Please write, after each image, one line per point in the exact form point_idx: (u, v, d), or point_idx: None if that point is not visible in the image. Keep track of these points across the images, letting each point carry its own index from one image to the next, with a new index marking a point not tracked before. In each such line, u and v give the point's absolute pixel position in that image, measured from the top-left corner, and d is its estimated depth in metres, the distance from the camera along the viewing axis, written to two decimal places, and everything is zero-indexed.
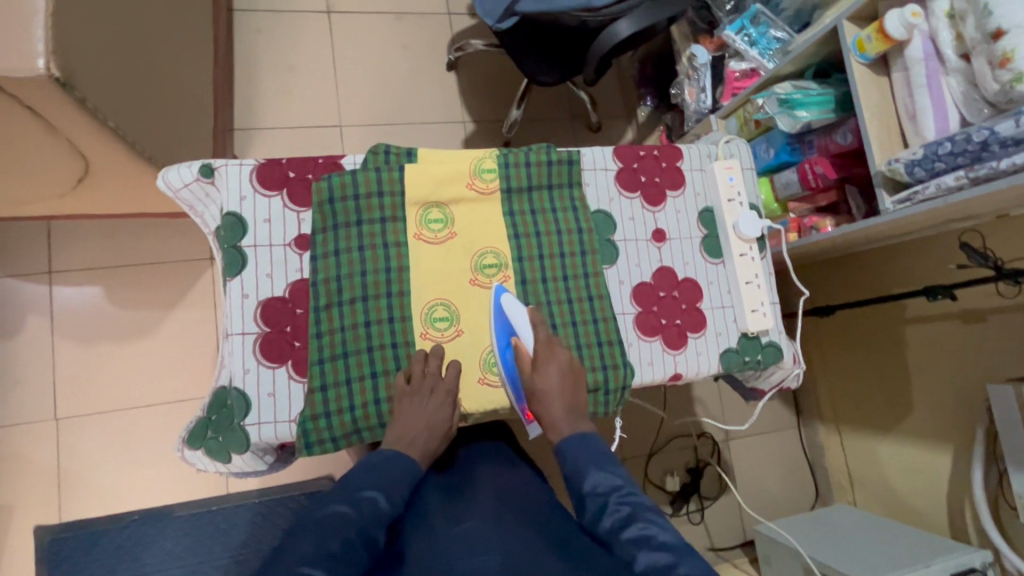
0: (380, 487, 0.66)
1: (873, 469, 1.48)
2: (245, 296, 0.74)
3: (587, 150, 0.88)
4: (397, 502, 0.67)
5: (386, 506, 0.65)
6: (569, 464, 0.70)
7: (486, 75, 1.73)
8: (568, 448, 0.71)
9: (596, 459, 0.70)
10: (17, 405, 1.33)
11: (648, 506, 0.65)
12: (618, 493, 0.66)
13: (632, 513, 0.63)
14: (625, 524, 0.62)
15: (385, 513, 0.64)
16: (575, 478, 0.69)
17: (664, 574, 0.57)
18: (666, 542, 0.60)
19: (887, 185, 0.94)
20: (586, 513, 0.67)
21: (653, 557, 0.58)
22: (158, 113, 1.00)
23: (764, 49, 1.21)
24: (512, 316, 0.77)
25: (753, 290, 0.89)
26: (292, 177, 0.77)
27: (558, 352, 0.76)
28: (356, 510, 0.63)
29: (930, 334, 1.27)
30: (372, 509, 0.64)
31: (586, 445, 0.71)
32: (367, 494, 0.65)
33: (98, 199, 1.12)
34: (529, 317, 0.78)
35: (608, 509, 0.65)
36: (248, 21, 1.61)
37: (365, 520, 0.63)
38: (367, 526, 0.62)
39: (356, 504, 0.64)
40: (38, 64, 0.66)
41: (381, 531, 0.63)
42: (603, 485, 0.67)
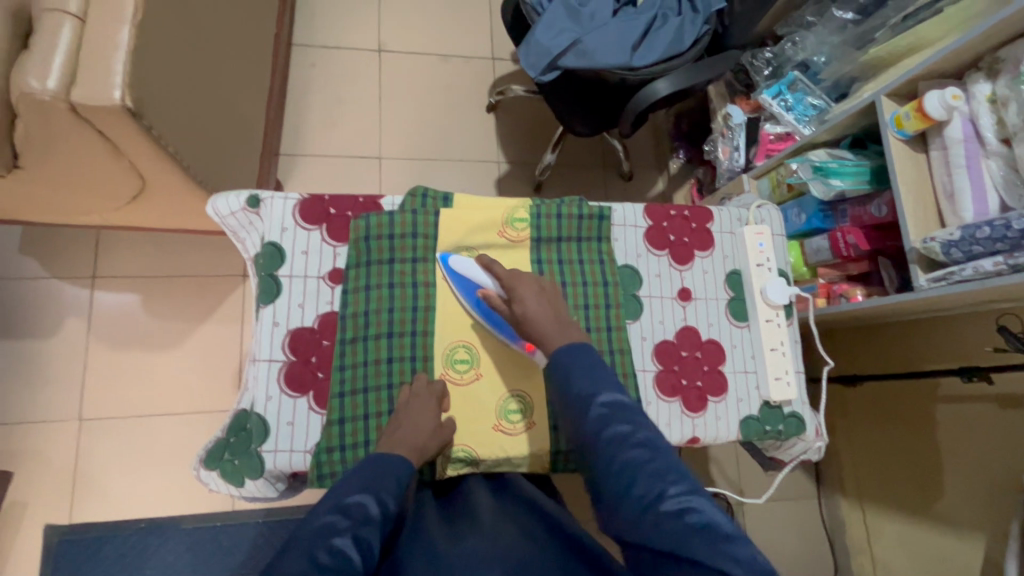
0: (369, 490, 0.61)
1: (895, 551, 1.41)
2: (276, 324, 0.77)
3: (619, 205, 0.90)
4: (386, 502, 0.61)
5: (378, 507, 0.60)
6: (556, 368, 0.67)
7: (524, 118, 1.79)
8: (559, 357, 0.67)
9: (580, 363, 0.66)
10: (46, 403, 1.38)
11: (630, 404, 0.62)
12: (601, 393, 0.62)
13: (611, 413, 0.61)
14: (605, 422, 0.60)
15: (375, 519, 0.59)
16: (559, 382, 0.65)
17: (639, 469, 0.56)
18: (644, 439, 0.58)
19: (921, 262, 0.92)
20: (567, 415, 0.63)
21: (629, 454, 0.57)
22: (214, 139, 1.06)
23: (800, 114, 1.22)
24: (468, 274, 0.79)
25: (778, 357, 0.88)
26: (332, 214, 0.81)
27: (520, 280, 0.75)
28: (345, 517, 0.58)
29: (964, 416, 1.22)
30: (362, 515, 0.59)
31: (576, 348, 0.68)
32: (353, 499, 0.60)
33: (147, 213, 1.17)
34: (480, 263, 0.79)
35: (587, 413, 0.61)
36: (304, 55, 1.71)
37: (357, 527, 0.57)
38: (361, 532, 0.57)
39: (345, 510, 0.59)
40: (114, 95, 0.72)
41: (375, 534, 0.58)
42: (586, 385, 0.63)
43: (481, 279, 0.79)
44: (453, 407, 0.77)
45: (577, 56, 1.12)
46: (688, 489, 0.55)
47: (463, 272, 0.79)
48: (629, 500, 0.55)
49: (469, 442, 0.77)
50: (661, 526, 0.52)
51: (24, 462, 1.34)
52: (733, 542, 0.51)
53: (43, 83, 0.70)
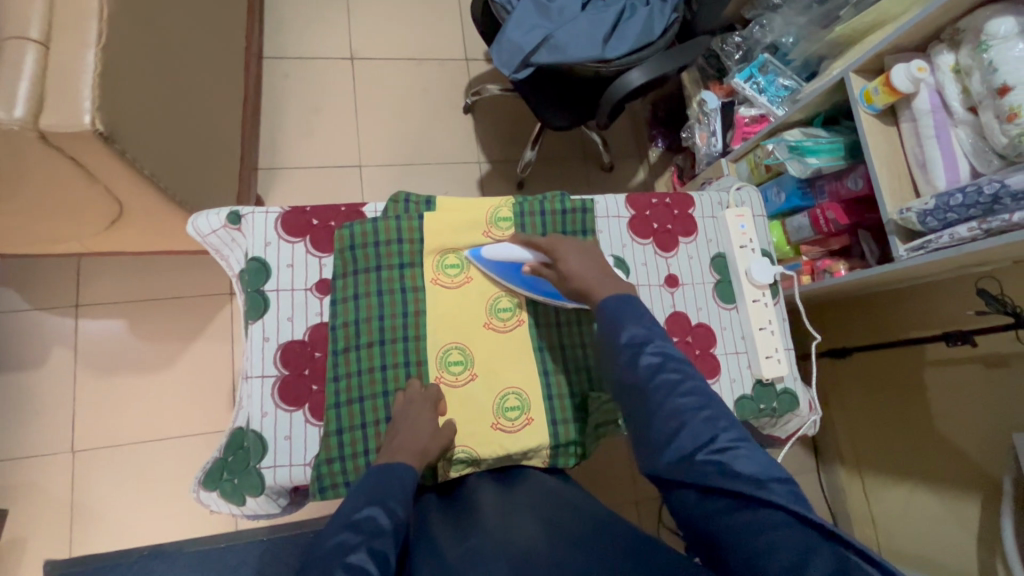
0: (376, 502, 0.60)
1: (896, 517, 1.44)
2: (266, 339, 0.76)
3: (601, 198, 0.91)
4: (397, 513, 0.59)
5: (389, 519, 0.58)
6: (607, 318, 0.67)
7: (502, 117, 1.79)
8: (608, 306, 0.69)
9: (634, 315, 0.66)
10: (37, 437, 1.35)
11: (680, 356, 0.63)
12: (654, 343, 0.63)
13: (664, 361, 0.61)
14: (658, 368, 0.60)
15: (388, 529, 0.56)
16: (611, 330, 0.66)
17: (691, 413, 0.57)
18: (695, 388, 0.59)
19: (899, 233, 0.94)
20: (615, 361, 0.64)
21: (681, 398, 0.58)
22: (191, 157, 1.05)
23: (773, 96, 1.25)
24: (505, 256, 0.79)
25: (767, 336, 0.89)
26: (315, 225, 0.80)
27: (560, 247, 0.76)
28: (356, 532, 0.55)
29: (952, 379, 1.25)
30: (372, 527, 0.56)
31: (626, 301, 0.68)
32: (362, 513, 0.58)
33: (128, 237, 1.16)
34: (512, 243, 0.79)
35: (641, 359, 0.62)
36: (277, 67, 1.69)
37: (369, 539, 0.55)
38: (375, 544, 0.54)
39: (356, 526, 0.56)
40: (85, 120, 0.71)
41: (389, 544, 0.55)
42: (640, 334, 0.64)
43: (516, 258, 0.79)
44: (450, 409, 0.77)
45: (549, 51, 1.13)
46: (737, 436, 0.55)
47: (497, 257, 0.79)
48: (679, 439, 0.55)
49: (468, 443, 0.77)
50: (710, 462, 0.53)
51: (19, 498, 1.32)
52: (781, 483, 0.52)
53: (10, 112, 0.69)
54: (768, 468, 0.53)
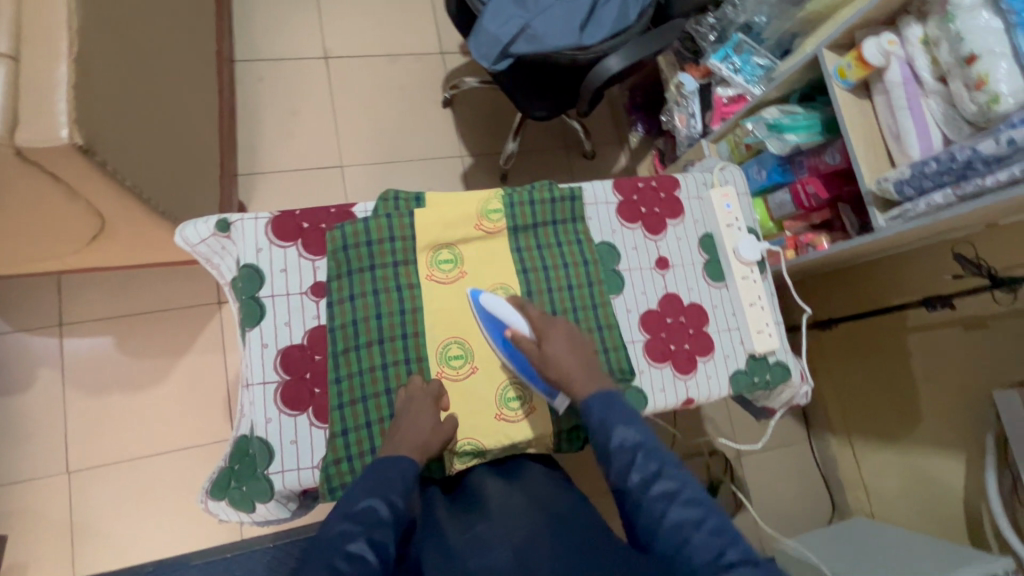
0: (377, 495, 0.63)
1: (886, 480, 1.49)
2: (264, 345, 0.76)
3: (589, 185, 0.91)
4: (396, 504, 0.63)
5: (389, 511, 0.62)
6: (596, 420, 0.69)
7: (481, 110, 1.78)
8: (593, 405, 0.70)
9: (624, 417, 0.68)
10: (31, 460, 1.33)
11: (674, 462, 0.65)
12: (645, 448, 0.65)
13: (658, 470, 0.63)
14: (653, 480, 0.63)
15: (387, 521, 0.61)
16: (602, 434, 0.67)
17: (692, 527, 0.59)
18: (694, 496, 0.61)
19: (877, 203, 0.97)
20: (611, 469, 0.65)
21: (681, 511, 0.60)
22: (171, 168, 1.03)
23: (749, 75, 1.27)
24: (496, 312, 0.78)
25: (757, 312, 0.91)
26: (306, 228, 0.80)
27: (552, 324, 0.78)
28: (357, 523, 0.60)
29: (933, 342, 1.30)
30: (373, 519, 0.61)
31: (613, 400, 0.70)
32: (363, 505, 0.62)
33: (110, 252, 1.14)
34: (511, 304, 0.79)
35: (634, 468, 0.64)
36: (249, 70, 1.66)
37: (370, 530, 0.60)
38: (374, 536, 0.59)
39: (357, 518, 0.61)
40: (62, 134, 0.70)
41: (388, 535, 0.60)
42: (631, 440, 0.66)
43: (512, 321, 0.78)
44: (454, 403, 0.78)
45: (527, 42, 1.13)
46: (741, 548, 0.58)
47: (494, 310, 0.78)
48: (684, 559, 0.57)
49: (473, 434, 0.78)
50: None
51: (16, 523, 1.30)
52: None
53: None
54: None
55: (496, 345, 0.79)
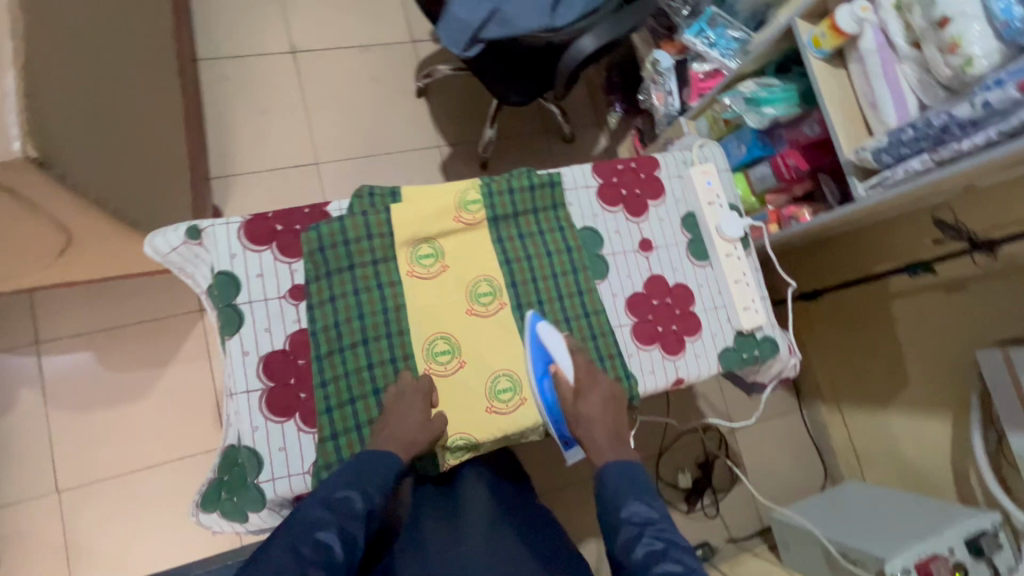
0: (355, 485, 0.67)
1: (875, 444, 1.52)
2: (245, 353, 0.74)
3: (568, 169, 0.90)
4: (371, 498, 0.67)
5: (361, 504, 0.66)
6: (609, 489, 0.71)
7: (457, 98, 1.75)
8: (609, 473, 0.73)
9: (636, 490, 0.70)
10: (18, 482, 1.31)
11: (684, 549, 0.65)
12: (655, 529, 0.66)
13: (665, 551, 0.64)
14: (657, 559, 0.63)
15: (358, 513, 0.65)
16: (613, 505, 0.70)
17: None
18: None
19: (857, 172, 0.96)
20: (619, 543, 0.67)
21: None
22: (138, 175, 1.00)
23: (724, 49, 1.26)
24: (551, 347, 0.78)
25: (743, 288, 0.91)
26: (280, 231, 0.78)
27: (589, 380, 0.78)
28: (331, 510, 0.64)
29: (916, 307, 1.31)
30: (347, 510, 0.65)
31: (629, 473, 0.72)
32: (341, 494, 0.66)
33: (81, 265, 1.10)
34: (566, 346, 0.80)
35: (640, 544, 0.65)
36: (214, 69, 1.61)
37: (341, 520, 0.64)
38: (344, 525, 0.64)
39: (332, 505, 0.64)
40: (13, 147, 0.67)
41: (357, 527, 0.65)
42: (641, 515, 0.67)
43: (563, 364, 0.78)
44: (443, 399, 0.77)
45: (499, 26, 1.11)
46: None
47: (551, 347, 0.78)
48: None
49: (465, 429, 0.77)
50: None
51: (7, 546, 1.28)
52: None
53: None
54: None
55: (537, 380, 0.78)
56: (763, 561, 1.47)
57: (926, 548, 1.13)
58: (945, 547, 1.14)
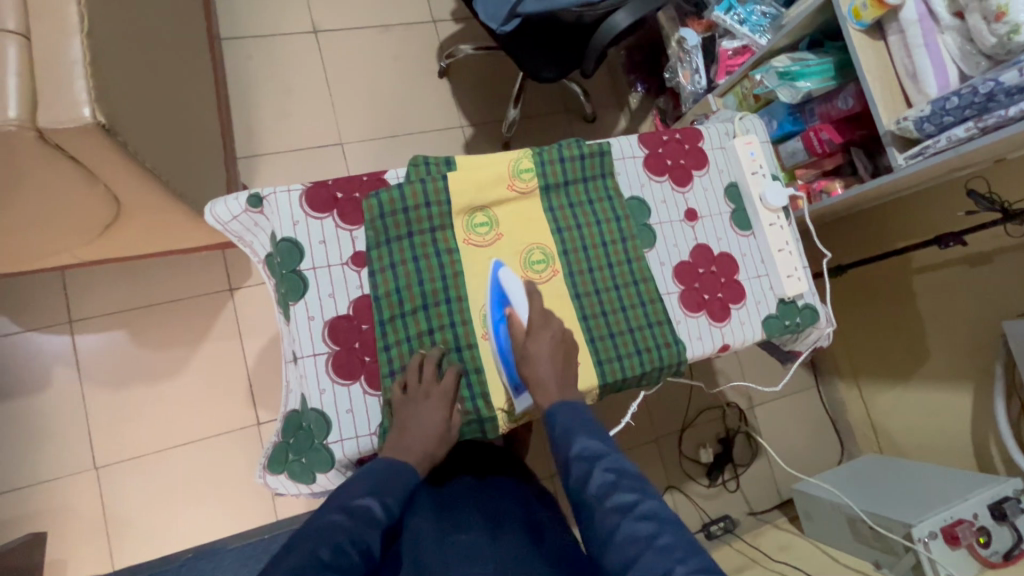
0: (375, 494, 0.69)
1: (893, 416, 1.56)
2: (311, 318, 0.76)
3: (615, 140, 0.91)
4: (389, 508, 0.69)
5: (380, 513, 0.68)
6: (559, 430, 0.71)
7: (479, 78, 1.75)
8: (557, 417, 0.72)
9: (585, 426, 0.70)
10: (56, 459, 1.32)
11: (634, 474, 0.65)
12: (606, 460, 0.66)
13: (616, 480, 0.64)
14: (609, 491, 0.63)
15: (377, 521, 0.67)
16: (563, 443, 0.69)
17: (644, 543, 0.58)
18: (649, 511, 0.60)
19: (896, 143, 0.98)
20: (571, 482, 0.67)
21: (635, 525, 0.59)
22: (182, 149, 1.00)
23: (754, 25, 1.26)
24: (507, 288, 0.79)
25: (786, 257, 0.93)
26: (340, 198, 0.79)
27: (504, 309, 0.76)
28: (350, 516, 0.65)
29: (939, 281, 1.34)
30: (366, 518, 0.66)
31: (576, 410, 0.72)
32: (361, 502, 0.67)
33: (123, 240, 1.11)
34: (524, 288, 0.80)
35: (592, 478, 0.65)
36: (237, 48, 1.60)
37: (356, 528, 0.65)
38: (362, 534, 0.65)
39: (350, 511, 0.66)
40: (84, 113, 0.67)
41: (374, 537, 0.66)
42: (591, 450, 0.67)
43: (517, 301, 0.78)
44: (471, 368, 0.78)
45: (536, 0, 1.10)
46: (695, 568, 0.55)
47: (506, 287, 0.79)
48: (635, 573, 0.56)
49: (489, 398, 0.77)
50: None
51: (47, 521, 1.29)
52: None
53: (3, 113, 0.64)
54: None
55: (490, 322, 0.78)
56: (785, 533, 1.50)
57: (950, 513, 1.16)
58: (970, 513, 1.17)
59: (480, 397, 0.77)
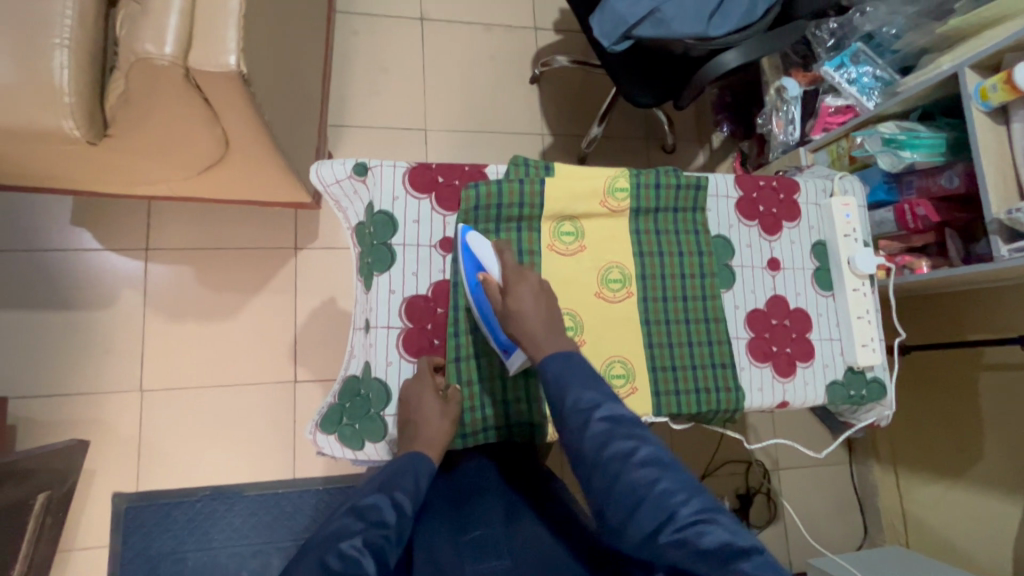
0: (385, 493, 0.68)
1: (930, 512, 1.48)
2: (392, 291, 0.79)
3: (712, 176, 0.91)
4: (402, 504, 0.68)
5: (392, 513, 0.67)
6: (553, 382, 0.68)
7: (568, 90, 1.77)
8: (551, 368, 0.69)
9: (580, 377, 0.68)
10: (107, 374, 1.39)
11: (630, 422, 0.66)
12: (602, 410, 0.66)
13: (613, 430, 0.65)
14: (607, 442, 0.64)
15: (389, 520, 0.66)
16: (556, 395, 0.68)
17: (646, 488, 0.61)
18: (648, 456, 0.63)
19: (1002, 233, 0.96)
20: (567, 432, 0.66)
21: (637, 473, 0.62)
22: (292, 109, 1.05)
23: (864, 87, 1.22)
24: (478, 254, 0.77)
25: (864, 325, 0.90)
26: (440, 182, 0.81)
27: (525, 275, 0.74)
28: (360, 519, 0.65)
29: (1006, 383, 1.27)
30: (376, 517, 0.66)
31: (569, 361, 0.70)
32: (371, 502, 0.67)
33: (216, 183, 1.16)
34: (494, 248, 0.77)
35: (589, 430, 0.65)
36: (347, 22, 1.67)
37: (368, 528, 0.65)
38: (371, 536, 0.64)
39: (361, 514, 0.66)
40: (230, 62, 0.72)
41: (387, 538, 0.65)
42: (586, 402, 0.66)
43: (490, 268, 0.76)
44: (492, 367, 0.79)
45: (654, 25, 1.10)
46: (695, 507, 0.60)
47: (478, 251, 0.76)
48: (639, 517, 0.60)
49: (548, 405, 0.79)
50: (671, 539, 0.59)
51: (87, 431, 1.36)
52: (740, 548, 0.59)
53: (161, 49, 0.70)
54: (730, 529, 0.60)
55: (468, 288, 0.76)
56: None
57: None
58: None
59: (490, 404, 0.78)
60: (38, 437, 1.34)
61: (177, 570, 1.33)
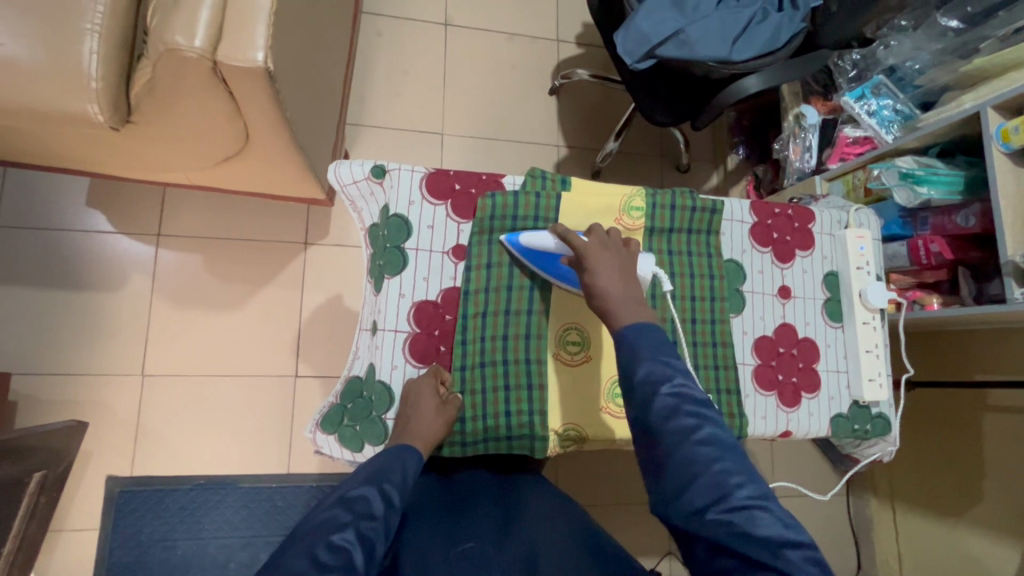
0: (373, 484, 0.65)
1: (926, 550, 1.46)
2: (401, 295, 0.79)
3: (728, 200, 0.91)
4: (391, 497, 0.64)
5: (382, 506, 0.63)
6: (626, 347, 0.66)
7: (587, 103, 1.78)
8: (625, 335, 0.67)
9: (654, 350, 0.65)
10: (110, 356, 1.39)
11: (700, 400, 0.62)
12: (671, 382, 0.62)
13: (680, 404, 0.61)
14: (672, 414, 0.60)
15: (378, 512, 0.62)
16: (625, 363, 0.65)
17: (705, 466, 0.57)
18: (711, 435, 0.59)
19: (1016, 275, 0.95)
20: (631, 398, 0.63)
21: (698, 449, 0.58)
22: (314, 106, 1.06)
23: (883, 120, 1.22)
24: (542, 247, 0.77)
25: (872, 359, 0.90)
26: (457, 190, 0.82)
27: None
28: (348, 511, 0.61)
29: (1012, 427, 1.26)
30: (365, 509, 0.61)
31: (647, 332, 0.66)
32: (359, 493, 0.63)
33: (233, 175, 1.17)
34: (549, 233, 0.76)
35: (654, 401, 0.61)
36: (372, 24, 1.68)
37: (358, 520, 0.60)
38: (362, 527, 0.60)
39: (349, 506, 0.61)
40: (257, 58, 0.73)
41: (378, 531, 0.60)
42: (657, 373, 0.62)
43: (557, 248, 0.76)
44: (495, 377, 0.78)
45: (677, 46, 1.10)
46: (754, 495, 0.56)
47: (537, 246, 0.77)
48: (692, 493, 0.56)
49: (550, 419, 0.79)
50: (724, 521, 0.54)
51: (86, 412, 1.36)
52: (797, 548, 0.54)
53: (191, 41, 0.71)
54: (786, 525, 0.55)
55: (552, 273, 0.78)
56: None
57: None
58: None
59: (491, 414, 0.78)
60: (36, 414, 1.34)
61: (166, 558, 1.32)
